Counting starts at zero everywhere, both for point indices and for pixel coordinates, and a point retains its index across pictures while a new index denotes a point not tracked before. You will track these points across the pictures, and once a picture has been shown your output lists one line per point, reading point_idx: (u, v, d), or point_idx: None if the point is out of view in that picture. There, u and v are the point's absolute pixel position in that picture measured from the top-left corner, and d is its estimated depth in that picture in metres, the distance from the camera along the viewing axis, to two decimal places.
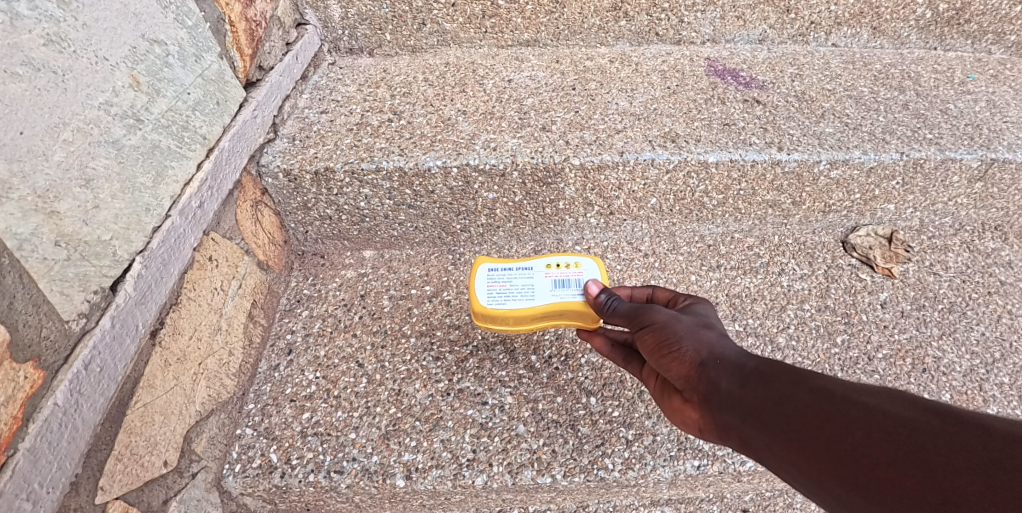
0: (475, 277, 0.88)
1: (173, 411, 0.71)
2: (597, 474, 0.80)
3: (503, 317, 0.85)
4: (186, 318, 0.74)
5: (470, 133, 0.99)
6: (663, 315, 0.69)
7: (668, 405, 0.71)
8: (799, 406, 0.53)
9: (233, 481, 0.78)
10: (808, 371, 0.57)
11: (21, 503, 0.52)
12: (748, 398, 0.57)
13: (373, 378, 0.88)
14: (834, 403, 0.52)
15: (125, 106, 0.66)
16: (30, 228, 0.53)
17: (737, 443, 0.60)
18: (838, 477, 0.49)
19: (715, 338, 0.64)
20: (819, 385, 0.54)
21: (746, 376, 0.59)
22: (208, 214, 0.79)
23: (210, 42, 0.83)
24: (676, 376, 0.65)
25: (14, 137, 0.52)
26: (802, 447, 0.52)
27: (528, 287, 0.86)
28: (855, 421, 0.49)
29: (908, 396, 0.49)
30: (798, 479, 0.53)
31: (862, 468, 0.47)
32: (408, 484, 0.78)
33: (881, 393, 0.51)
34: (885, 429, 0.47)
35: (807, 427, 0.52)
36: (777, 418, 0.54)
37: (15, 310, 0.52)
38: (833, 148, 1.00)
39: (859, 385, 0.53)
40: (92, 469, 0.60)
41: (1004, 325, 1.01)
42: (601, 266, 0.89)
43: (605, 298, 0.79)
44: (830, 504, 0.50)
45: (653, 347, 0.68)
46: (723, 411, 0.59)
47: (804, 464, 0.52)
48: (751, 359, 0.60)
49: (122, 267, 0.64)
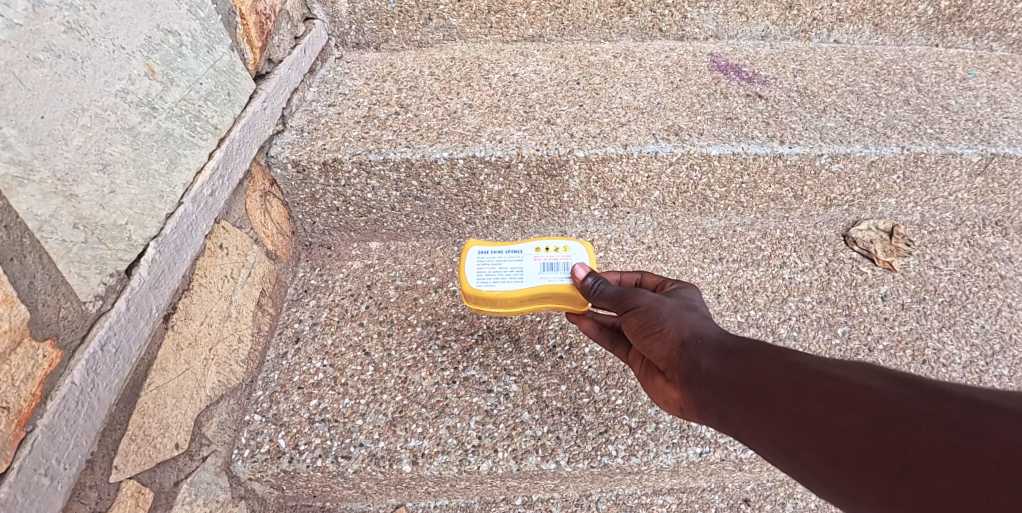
0: (465, 259, 0.89)
1: (185, 395, 0.73)
2: (601, 461, 0.81)
3: (491, 299, 0.87)
4: (197, 304, 0.76)
5: (476, 125, 1.00)
6: (647, 298, 0.70)
7: (651, 386, 0.72)
8: (774, 380, 0.54)
9: (242, 466, 0.79)
10: (784, 347, 0.58)
11: (38, 478, 0.53)
12: (725, 375, 0.58)
13: (380, 365, 0.89)
14: (806, 375, 0.53)
15: (141, 93, 0.67)
16: (49, 210, 0.55)
17: (715, 420, 0.61)
18: (810, 447, 0.50)
19: (696, 320, 0.66)
20: (792, 359, 0.55)
21: (725, 354, 0.60)
22: (219, 203, 0.80)
23: (222, 34, 0.84)
24: (659, 357, 0.67)
25: (35, 121, 0.54)
26: (776, 419, 0.53)
27: (517, 269, 0.88)
28: (825, 392, 0.50)
29: (877, 367, 0.50)
30: (772, 452, 0.54)
31: (832, 436, 0.48)
32: (414, 469, 0.80)
33: (851, 365, 0.52)
34: (853, 398, 0.48)
35: (781, 400, 0.53)
36: (753, 393, 0.55)
37: (35, 289, 0.54)
38: (834, 142, 1.01)
39: (830, 358, 0.54)
40: (107, 448, 0.61)
41: (1004, 318, 1.02)
42: (590, 250, 0.89)
43: (592, 282, 0.80)
44: (801, 474, 0.51)
45: (638, 328, 0.69)
46: (702, 389, 0.60)
47: (777, 437, 0.53)
48: (731, 337, 0.61)
49: (136, 251, 0.65)
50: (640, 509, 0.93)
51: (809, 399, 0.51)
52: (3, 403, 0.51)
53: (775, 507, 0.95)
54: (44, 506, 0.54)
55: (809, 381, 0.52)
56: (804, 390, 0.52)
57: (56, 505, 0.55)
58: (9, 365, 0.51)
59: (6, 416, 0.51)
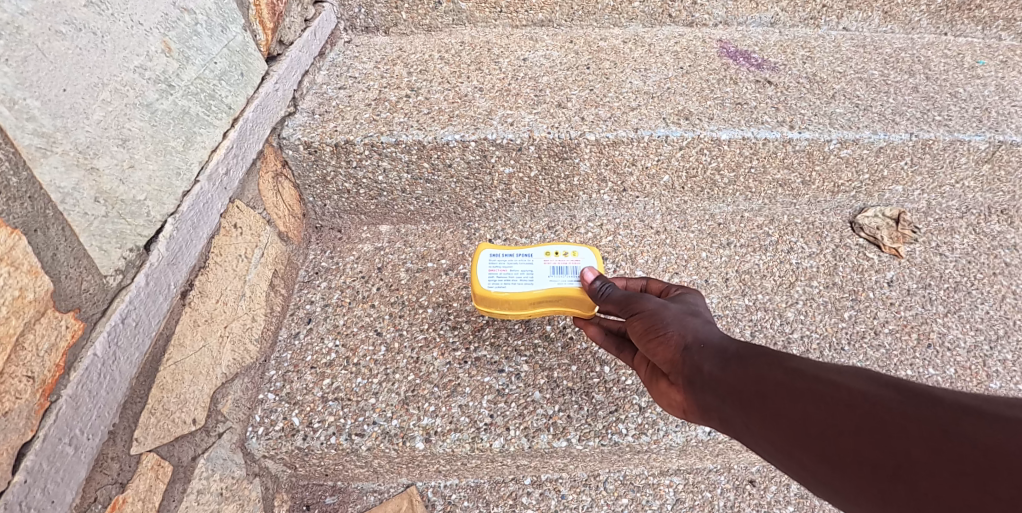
0: (476, 261, 0.89)
1: (201, 371, 0.73)
2: (611, 439, 0.82)
3: (501, 301, 0.87)
4: (213, 282, 0.76)
5: (487, 108, 1.00)
6: (652, 303, 0.71)
7: (656, 389, 0.71)
8: (774, 385, 0.54)
9: (256, 443, 0.80)
10: (785, 353, 0.58)
11: (62, 448, 0.54)
12: (727, 378, 0.58)
13: (391, 345, 0.90)
14: (804, 380, 0.52)
15: (158, 71, 0.68)
16: (72, 183, 0.55)
17: (718, 423, 0.60)
18: (805, 449, 0.50)
19: (699, 325, 0.66)
20: (793, 365, 0.55)
21: (727, 359, 0.60)
22: (233, 183, 0.80)
23: (236, 14, 0.84)
24: (662, 360, 0.67)
25: (58, 94, 0.54)
26: (775, 423, 0.52)
27: (527, 272, 0.88)
28: (821, 396, 0.50)
29: (873, 373, 0.50)
30: (771, 454, 0.53)
31: (826, 439, 0.48)
32: (427, 446, 0.81)
33: (848, 371, 0.51)
34: (847, 402, 0.48)
35: (780, 404, 0.52)
36: (754, 397, 0.55)
37: (58, 261, 0.54)
38: (843, 127, 1.01)
39: (829, 364, 0.53)
40: (128, 420, 0.62)
41: (1008, 305, 1.03)
42: (598, 254, 0.91)
43: (599, 284, 0.81)
44: (801, 476, 0.51)
45: (641, 332, 0.70)
46: (705, 392, 0.60)
47: (776, 439, 0.52)
48: (734, 343, 0.61)
49: (155, 227, 0.65)
50: (648, 489, 0.94)
51: (808, 403, 0.50)
52: (28, 372, 0.51)
53: (780, 488, 0.95)
54: (68, 475, 0.54)
55: (807, 386, 0.52)
56: (802, 394, 0.51)
57: (79, 474, 0.56)
58: (33, 335, 0.52)
59: (31, 385, 0.51)
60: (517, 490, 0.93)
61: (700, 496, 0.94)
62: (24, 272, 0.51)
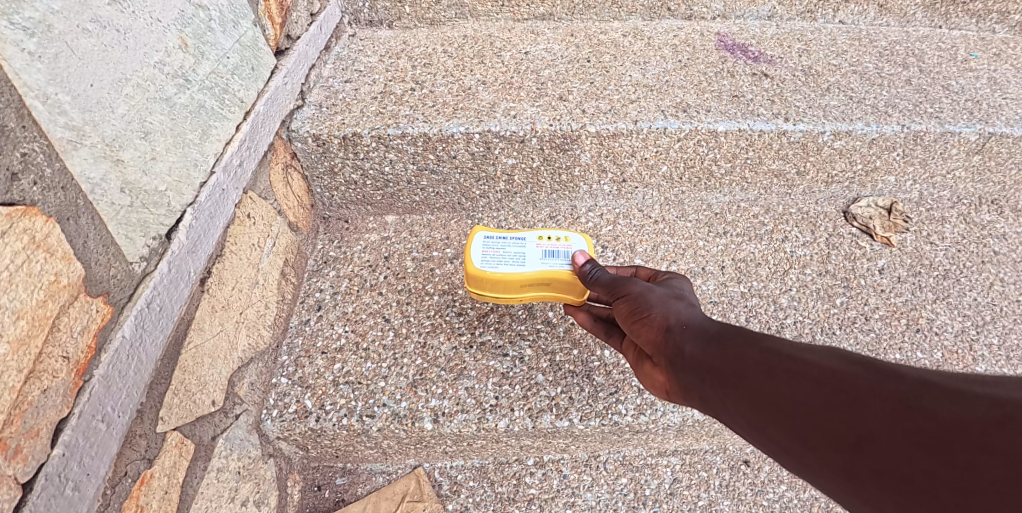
0: (471, 242, 0.92)
1: (219, 355, 0.77)
2: (611, 418, 0.86)
3: (492, 282, 0.89)
4: (229, 270, 0.79)
5: (490, 101, 1.03)
6: (638, 286, 0.75)
7: (640, 371, 0.75)
8: (749, 364, 0.57)
9: (271, 425, 0.83)
10: (763, 334, 0.61)
11: (96, 424, 0.57)
12: (707, 357, 0.61)
13: (399, 331, 0.93)
14: (779, 359, 0.55)
15: (176, 66, 0.70)
16: (100, 174, 0.58)
17: (699, 403, 0.64)
18: (778, 425, 0.53)
19: (683, 308, 0.69)
20: (769, 345, 0.58)
21: (708, 339, 0.63)
22: (247, 173, 0.83)
23: (246, 10, 0.86)
24: (646, 341, 0.70)
25: (86, 89, 0.56)
26: (750, 400, 0.56)
27: (519, 254, 0.90)
28: (793, 374, 0.53)
29: (843, 352, 0.53)
30: (746, 430, 0.57)
31: (797, 414, 0.51)
32: (435, 427, 0.84)
33: (820, 350, 0.54)
34: (817, 380, 0.51)
35: (755, 381, 0.56)
36: (729, 375, 0.58)
37: (89, 248, 0.57)
38: (837, 119, 1.04)
39: (802, 343, 0.56)
40: (154, 400, 0.65)
41: (996, 292, 1.06)
42: (590, 241, 0.94)
43: (589, 268, 0.84)
44: (771, 449, 0.54)
45: (628, 314, 0.73)
46: (686, 371, 0.63)
47: (752, 417, 0.55)
48: (715, 324, 0.64)
49: (175, 217, 0.68)
50: (646, 469, 0.98)
51: (780, 381, 0.54)
52: (64, 353, 0.54)
53: (773, 468, 0.99)
54: (102, 450, 0.57)
55: (782, 364, 0.55)
56: (776, 372, 0.54)
57: (111, 449, 0.59)
58: (68, 317, 0.55)
59: (67, 364, 0.54)
60: (520, 470, 0.96)
61: (697, 475, 0.98)
62: (58, 258, 0.54)
